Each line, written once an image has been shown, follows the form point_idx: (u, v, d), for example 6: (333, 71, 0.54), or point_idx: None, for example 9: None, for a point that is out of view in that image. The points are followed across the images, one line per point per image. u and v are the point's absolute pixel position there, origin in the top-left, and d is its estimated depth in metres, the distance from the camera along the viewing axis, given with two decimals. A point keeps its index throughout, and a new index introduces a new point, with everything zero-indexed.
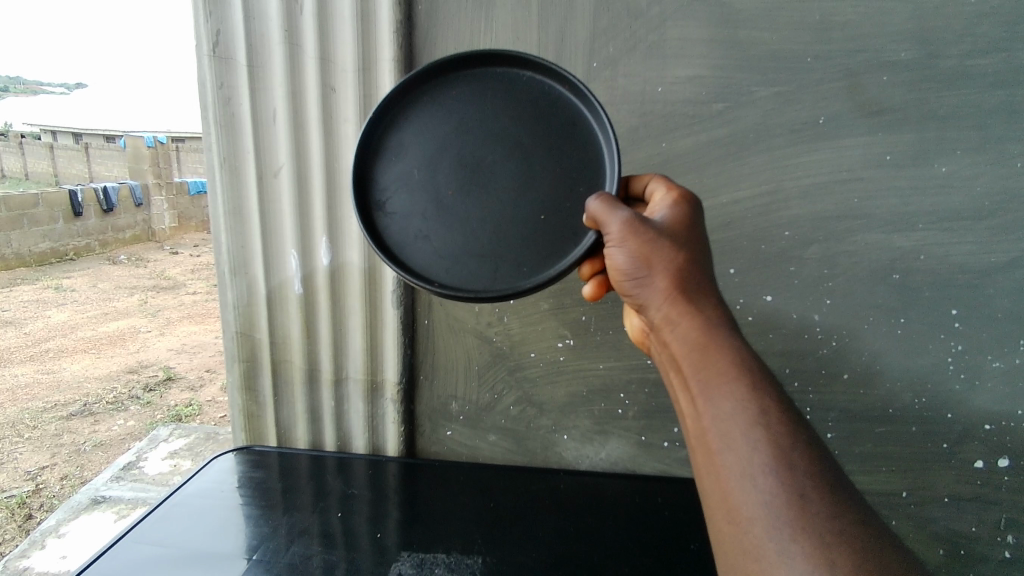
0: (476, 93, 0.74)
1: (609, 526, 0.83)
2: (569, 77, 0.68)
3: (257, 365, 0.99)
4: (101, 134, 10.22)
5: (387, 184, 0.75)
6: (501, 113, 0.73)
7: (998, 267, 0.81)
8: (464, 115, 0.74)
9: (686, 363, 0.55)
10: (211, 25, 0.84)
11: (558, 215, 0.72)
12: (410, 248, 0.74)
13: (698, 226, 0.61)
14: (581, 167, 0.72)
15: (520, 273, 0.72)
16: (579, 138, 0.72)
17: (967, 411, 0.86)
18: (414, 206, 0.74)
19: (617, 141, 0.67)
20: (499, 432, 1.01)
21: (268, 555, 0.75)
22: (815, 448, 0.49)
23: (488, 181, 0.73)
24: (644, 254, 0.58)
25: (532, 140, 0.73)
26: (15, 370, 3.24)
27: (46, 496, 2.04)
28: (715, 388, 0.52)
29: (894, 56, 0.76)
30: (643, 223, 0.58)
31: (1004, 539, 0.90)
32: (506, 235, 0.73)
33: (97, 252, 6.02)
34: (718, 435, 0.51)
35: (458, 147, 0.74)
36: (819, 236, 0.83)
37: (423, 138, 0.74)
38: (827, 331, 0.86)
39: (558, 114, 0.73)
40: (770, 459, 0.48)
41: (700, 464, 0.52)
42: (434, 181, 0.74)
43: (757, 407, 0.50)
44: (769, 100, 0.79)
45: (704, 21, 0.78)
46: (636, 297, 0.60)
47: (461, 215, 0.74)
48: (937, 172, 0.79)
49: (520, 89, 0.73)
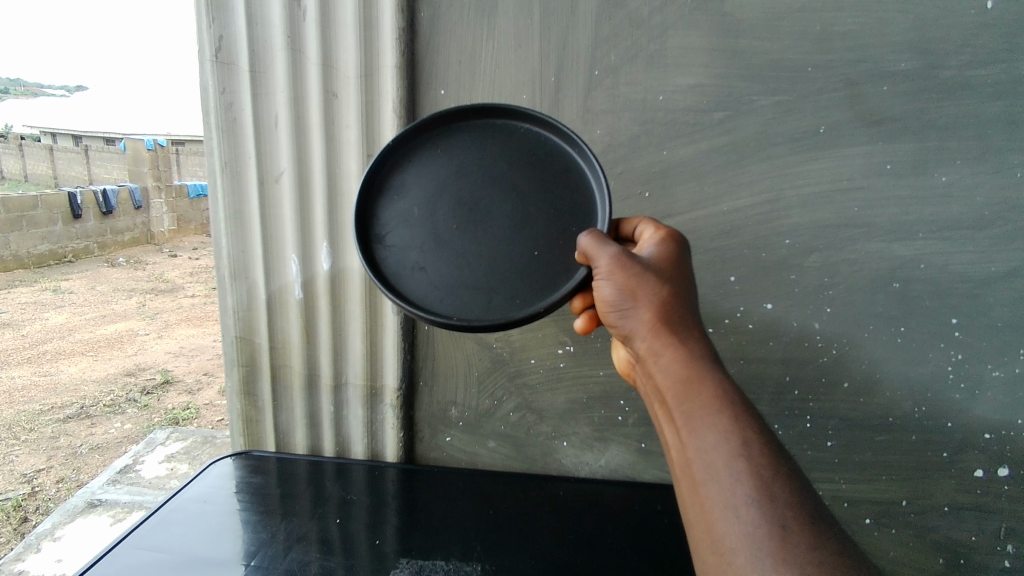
0: (474, 137, 0.75)
1: (609, 533, 0.83)
2: (562, 127, 0.71)
3: (257, 370, 0.99)
4: (101, 136, 10.25)
5: (386, 218, 0.75)
6: (498, 154, 0.75)
7: (997, 276, 0.81)
8: (462, 152, 0.75)
9: (670, 394, 0.55)
10: (213, 31, 0.84)
11: (552, 249, 0.73)
12: (406, 279, 0.74)
13: (685, 263, 0.63)
14: (574, 208, 0.73)
15: (512, 304, 0.72)
16: (572, 182, 0.74)
17: (967, 420, 0.86)
18: (412, 239, 0.75)
19: (609, 188, 0.69)
20: (499, 438, 1.00)
21: (266, 562, 0.74)
22: (796, 479, 0.49)
23: (486, 218, 0.74)
24: (629, 287, 0.58)
25: (528, 180, 0.74)
26: (12, 372, 3.23)
27: (41, 500, 2.04)
28: (698, 419, 0.52)
29: (894, 66, 0.76)
30: (630, 258, 0.59)
31: (1004, 548, 0.90)
32: (501, 268, 0.73)
33: (96, 254, 6.00)
34: (702, 467, 0.50)
35: (458, 186, 0.75)
36: (820, 245, 0.83)
37: (420, 170, 0.76)
38: (827, 338, 0.86)
39: (553, 161, 0.74)
40: (752, 490, 0.48)
41: (685, 496, 0.52)
42: (432, 216, 0.75)
43: (739, 438, 0.50)
44: (770, 109, 0.80)
45: (706, 30, 0.79)
46: (622, 328, 0.61)
47: (460, 247, 0.74)
48: (937, 182, 0.79)
49: (516, 139, 0.75)
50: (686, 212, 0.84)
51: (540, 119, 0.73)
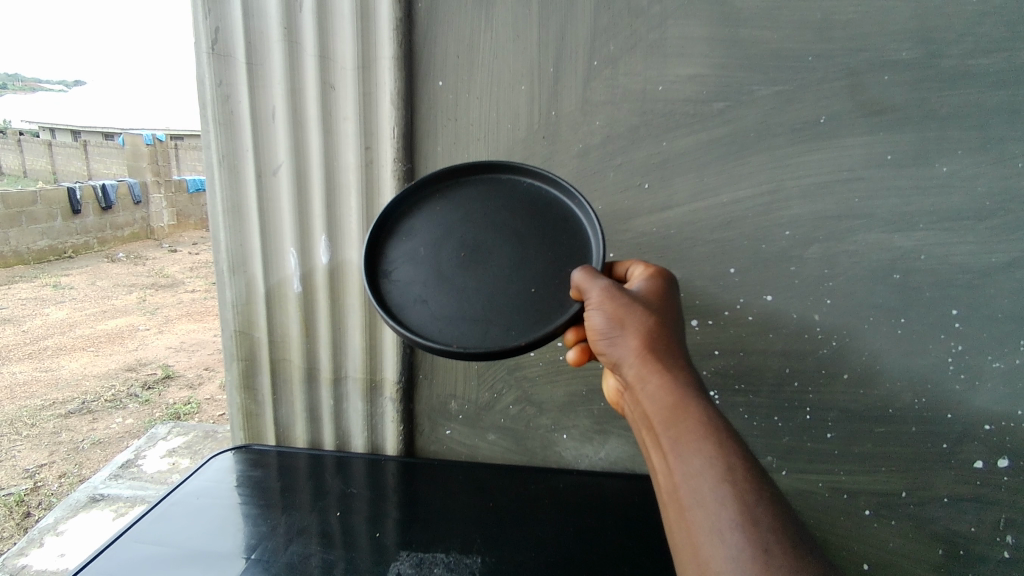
0: (480, 190, 0.79)
1: (609, 527, 0.83)
2: (559, 180, 0.75)
3: (256, 364, 0.99)
4: (101, 132, 10.27)
5: (394, 255, 0.78)
6: (500, 203, 0.78)
7: (997, 267, 0.80)
8: (467, 200, 0.79)
9: (657, 421, 0.55)
10: (210, 22, 0.83)
11: (549, 286, 0.74)
12: (408, 310, 0.74)
13: (673, 298, 0.64)
14: (571, 251, 0.75)
15: (507, 335, 0.71)
16: (569, 230, 0.76)
17: (967, 411, 0.86)
18: (416, 275, 0.76)
19: (603, 235, 0.70)
20: (499, 432, 1.00)
21: (267, 555, 0.74)
22: (780, 505, 0.48)
23: (488, 260, 0.76)
24: (619, 316, 0.60)
25: (528, 228, 0.77)
26: (14, 368, 3.24)
27: (45, 495, 2.05)
28: (684, 445, 0.52)
29: (895, 55, 0.76)
30: (620, 290, 0.61)
31: (1004, 539, 0.90)
32: (499, 303, 0.74)
33: (96, 249, 6.01)
34: (689, 491, 0.50)
35: (462, 230, 0.78)
36: (820, 235, 0.82)
37: (429, 216, 0.79)
38: (827, 330, 0.86)
39: (552, 212, 0.77)
40: (736, 514, 0.47)
41: (672, 522, 0.51)
42: (436, 255, 0.77)
43: (723, 464, 0.50)
44: (770, 99, 0.79)
45: (706, 20, 0.78)
46: (611, 357, 0.61)
47: (462, 284, 0.75)
48: (937, 172, 0.79)
49: (520, 193, 0.78)
50: (685, 204, 0.84)
51: (541, 174, 0.77)
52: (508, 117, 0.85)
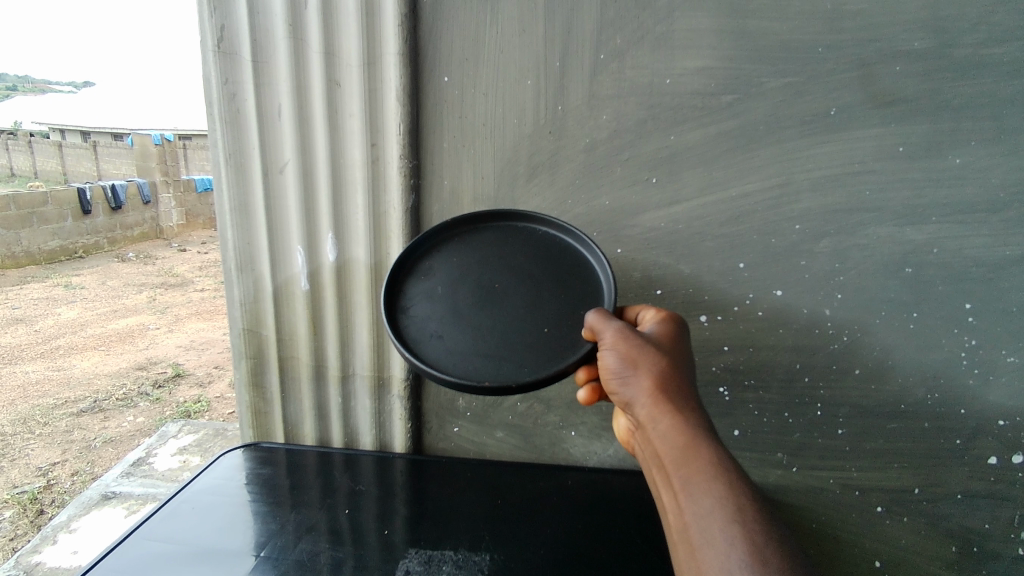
0: (497, 236, 0.81)
1: (618, 524, 0.83)
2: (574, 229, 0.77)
3: (264, 361, 0.99)
4: (111, 133, 10.36)
5: (412, 291, 0.79)
6: (517, 248, 0.80)
7: (1012, 260, 0.79)
8: (484, 245, 0.81)
9: (668, 460, 0.54)
10: (215, 20, 0.83)
11: (561, 326, 0.75)
12: (424, 344, 0.74)
13: (684, 341, 0.65)
14: (581, 292, 0.77)
15: (520, 371, 0.71)
16: (582, 273, 0.78)
17: (981, 407, 0.84)
18: (433, 311, 0.77)
19: (613, 277, 0.73)
20: (507, 429, 1.00)
21: (276, 553, 0.75)
22: (789, 547, 0.47)
23: (503, 301, 0.77)
24: (631, 356, 0.60)
25: (543, 271, 0.79)
26: (27, 366, 3.29)
27: (58, 492, 2.08)
28: (695, 485, 0.51)
29: (907, 45, 0.74)
30: (633, 332, 0.62)
31: (1019, 536, 0.88)
32: (513, 341, 0.75)
33: (107, 249, 6.07)
34: (699, 531, 0.50)
35: (479, 272, 0.79)
36: (830, 229, 0.81)
37: (446, 256, 0.81)
38: (838, 325, 0.85)
39: (565, 258, 0.79)
40: (746, 555, 0.47)
41: (683, 563, 0.51)
42: (454, 295, 0.78)
43: (733, 504, 0.49)
44: (779, 91, 0.78)
45: (713, 12, 0.77)
46: (622, 397, 0.61)
47: (477, 322, 0.76)
48: (950, 164, 0.77)
49: (536, 240, 0.81)
50: (692, 199, 0.83)
51: (556, 224, 0.80)
52: (514, 113, 0.84)
